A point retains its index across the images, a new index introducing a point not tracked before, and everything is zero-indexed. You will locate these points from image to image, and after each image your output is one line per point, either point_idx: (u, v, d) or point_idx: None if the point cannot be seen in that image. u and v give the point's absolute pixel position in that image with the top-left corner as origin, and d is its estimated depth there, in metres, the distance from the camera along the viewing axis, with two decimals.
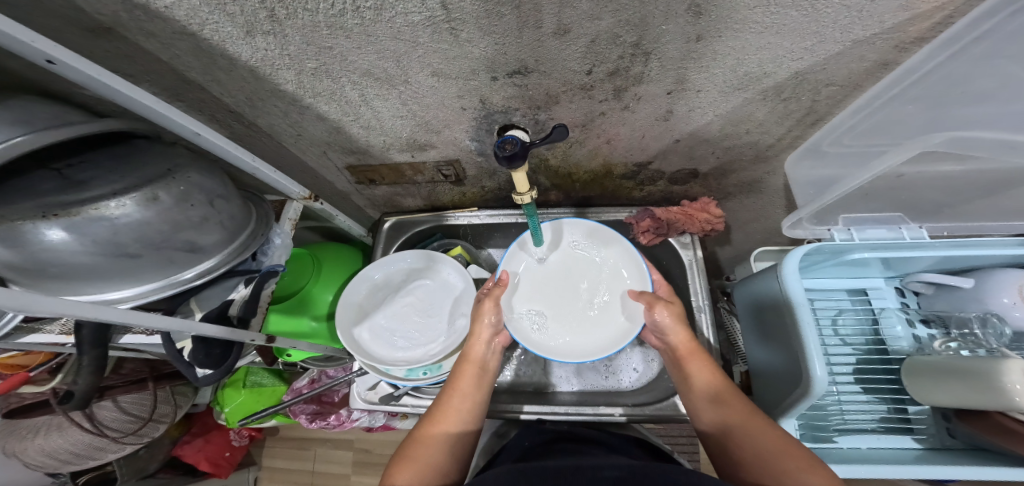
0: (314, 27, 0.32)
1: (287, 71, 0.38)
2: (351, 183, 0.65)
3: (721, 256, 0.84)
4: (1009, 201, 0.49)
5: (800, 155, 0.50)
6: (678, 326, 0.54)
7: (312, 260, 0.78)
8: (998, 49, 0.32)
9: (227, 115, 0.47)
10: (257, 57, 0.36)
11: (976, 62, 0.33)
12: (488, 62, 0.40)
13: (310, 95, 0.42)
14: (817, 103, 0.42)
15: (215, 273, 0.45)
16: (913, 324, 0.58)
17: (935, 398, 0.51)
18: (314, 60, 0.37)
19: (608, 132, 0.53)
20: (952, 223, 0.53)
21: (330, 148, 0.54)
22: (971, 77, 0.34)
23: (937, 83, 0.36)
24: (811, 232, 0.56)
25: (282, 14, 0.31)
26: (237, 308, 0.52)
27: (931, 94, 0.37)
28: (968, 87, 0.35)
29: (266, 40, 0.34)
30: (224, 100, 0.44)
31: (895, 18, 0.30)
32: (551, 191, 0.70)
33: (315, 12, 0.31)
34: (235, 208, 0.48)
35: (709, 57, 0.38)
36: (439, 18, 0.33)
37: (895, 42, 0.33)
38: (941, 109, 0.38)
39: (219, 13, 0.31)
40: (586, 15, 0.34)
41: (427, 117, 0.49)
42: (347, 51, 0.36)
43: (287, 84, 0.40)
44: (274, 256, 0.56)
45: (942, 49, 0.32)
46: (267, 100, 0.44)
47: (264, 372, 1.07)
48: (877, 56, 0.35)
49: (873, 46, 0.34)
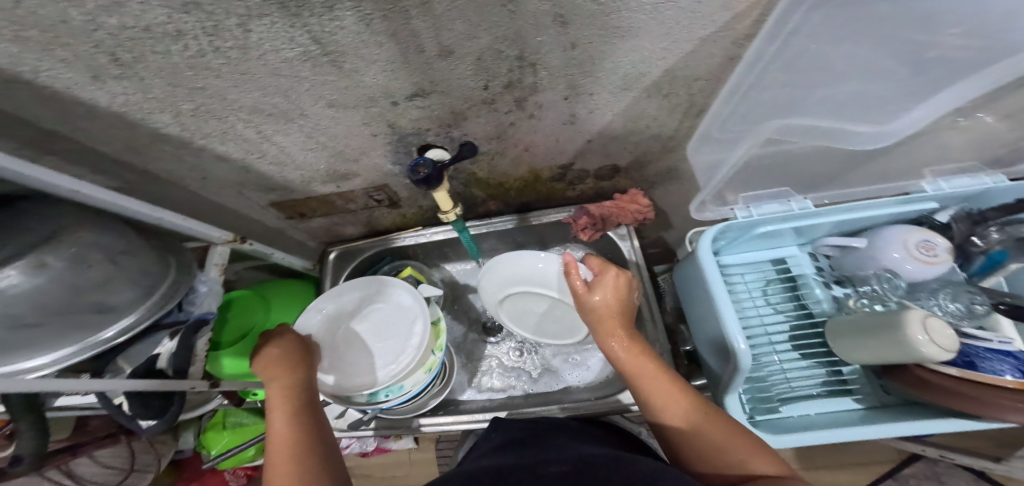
0: (174, 68, 0.32)
1: (163, 114, 0.37)
2: (281, 219, 0.65)
3: (667, 242, 0.87)
4: (887, 167, 0.54)
5: (697, 143, 0.46)
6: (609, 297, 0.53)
7: (260, 300, 0.76)
8: (824, 30, 0.31)
9: (116, 166, 0.44)
10: (119, 102, 0.35)
11: (808, 42, 0.32)
12: (383, 89, 0.42)
13: (199, 136, 0.41)
14: (694, 96, 0.44)
15: (138, 329, 0.45)
16: (829, 286, 0.62)
17: (861, 358, 0.53)
18: (189, 100, 0.36)
19: (524, 140, 0.54)
20: (834, 191, 0.57)
21: (245, 187, 0.53)
22: (808, 58, 0.34)
23: (785, 67, 0.34)
24: (717, 214, 0.57)
25: (130, 57, 0.30)
26: (167, 361, 0.49)
27: (783, 78, 0.36)
28: (809, 67, 0.35)
29: (121, 84, 0.33)
30: (101, 148, 0.41)
31: (721, 18, 0.33)
32: (488, 201, 0.71)
33: (169, 54, 0.30)
34: (147, 262, 0.47)
35: (589, 62, 0.40)
36: (315, 52, 0.34)
37: (730, 38, 0.35)
38: (793, 90, 0.37)
39: (50, 61, 0.29)
40: (463, 35, 0.36)
41: (339, 147, 0.49)
42: (224, 89, 0.35)
43: (166, 127, 0.39)
44: (203, 303, 0.56)
45: (771, 36, 0.32)
46: (153, 147, 0.42)
47: (242, 412, 1.03)
48: (722, 52, 0.37)
49: (717, 43, 0.36)
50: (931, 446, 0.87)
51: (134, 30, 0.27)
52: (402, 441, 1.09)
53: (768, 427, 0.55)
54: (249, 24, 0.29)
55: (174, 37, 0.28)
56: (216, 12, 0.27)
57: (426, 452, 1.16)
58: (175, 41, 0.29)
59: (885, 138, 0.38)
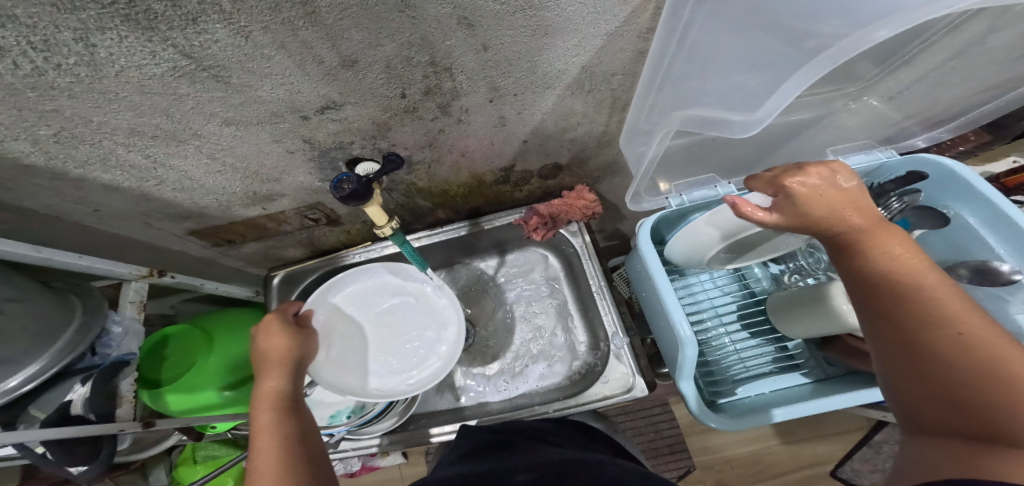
0: (11, 93, 0.27)
1: (17, 142, 0.32)
2: (208, 247, 0.60)
3: (623, 233, 0.87)
4: (806, 148, 0.57)
5: (628, 136, 0.46)
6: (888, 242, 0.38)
7: (201, 331, 0.71)
8: (720, 24, 0.30)
9: None
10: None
11: (708, 36, 0.31)
12: (286, 103, 0.38)
13: (73, 166, 0.36)
14: (616, 91, 0.44)
15: (45, 377, 0.41)
16: (766, 264, 0.64)
17: (797, 332, 0.54)
18: (45, 126, 0.31)
19: (458, 145, 0.52)
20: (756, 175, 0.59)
21: (152, 217, 0.49)
22: (712, 54, 0.33)
23: (688, 62, 0.33)
24: (655, 204, 0.58)
25: None
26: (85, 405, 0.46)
27: (686, 70, 0.34)
28: (705, 59, 0.33)
29: None
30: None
31: (622, 12, 0.32)
32: (435, 210, 0.69)
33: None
34: (41, 306, 0.41)
35: (505, 63, 0.38)
36: (189, 67, 0.30)
37: (636, 33, 0.35)
38: (694, 82, 0.36)
39: None
40: (364, 44, 0.34)
41: (252, 167, 0.45)
42: (86, 112, 0.31)
43: (28, 157, 0.34)
44: (122, 344, 0.51)
45: (669, 33, 0.30)
46: (19, 182, 0.37)
47: (214, 444, 0.98)
48: (633, 47, 0.37)
49: (624, 39, 0.35)
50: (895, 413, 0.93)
51: None
52: (389, 457, 1.06)
53: (725, 412, 0.55)
54: (90, 38, 0.25)
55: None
56: (41, 27, 0.23)
57: (416, 464, 1.13)
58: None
59: (753, 128, 0.36)
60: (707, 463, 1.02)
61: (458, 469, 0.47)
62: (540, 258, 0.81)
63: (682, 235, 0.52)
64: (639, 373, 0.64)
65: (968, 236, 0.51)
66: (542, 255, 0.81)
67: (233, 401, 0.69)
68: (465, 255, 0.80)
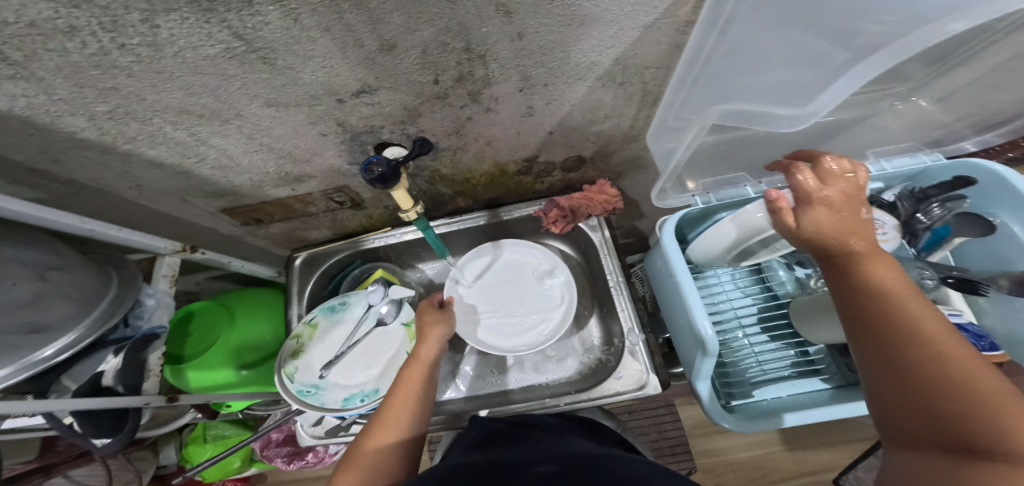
0: (75, 68, 0.29)
1: (74, 117, 0.34)
2: (237, 226, 0.62)
3: (640, 230, 0.87)
4: (837, 149, 0.56)
5: (655, 133, 0.44)
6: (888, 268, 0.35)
7: (223, 309, 0.73)
8: (762, 19, 0.30)
9: (31, 179, 0.40)
10: (20, 107, 0.31)
11: (749, 32, 0.30)
12: (325, 85, 0.39)
13: (122, 141, 0.38)
14: (648, 85, 0.44)
15: (80, 347, 0.41)
16: (791, 267, 0.61)
17: (822, 337, 0.55)
18: (102, 103, 0.33)
19: (484, 134, 0.53)
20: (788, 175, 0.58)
21: (189, 194, 0.51)
22: (750, 47, 0.32)
23: (724, 58, 0.33)
24: (680, 201, 0.57)
25: (18, 57, 0.26)
26: (115, 377, 0.47)
27: (723, 68, 0.34)
28: (744, 56, 0.33)
29: (18, 86, 0.29)
30: (12, 159, 0.37)
31: (662, 3, 0.32)
32: (456, 198, 0.70)
33: (64, 52, 0.27)
34: (80, 276, 0.43)
35: (538, 52, 0.39)
36: (239, 48, 0.32)
37: (674, 25, 0.35)
38: (731, 79, 0.35)
39: None
40: (404, 28, 0.34)
41: (286, 148, 0.47)
42: (141, 90, 0.33)
43: (83, 131, 0.36)
44: (153, 317, 0.52)
45: (709, 27, 0.30)
46: (70, 154, 0.39)
47: (224, 425, 1.03)
48: (669, 40, 0.37)
49: (662, 31, 0.35)
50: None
51: (16, 27, 0.24)
52: None
53: (738, 414, 0.55)
54: (154, 19, 0.26)
55: (66, 33, 0.26)
56: (112, 7, 0.25)
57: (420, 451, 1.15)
58: (68, 37, 0.26)
59: (802, 122, 0.37)
60: (710, 467, 1.02)
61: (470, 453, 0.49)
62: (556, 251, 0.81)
63: (709, 235, 0.52)
64: (653, 371, 0.64)
65: (1011, 247, 0.50)
66: (557, 248, 0.81)
67: (250, 380, 0.72)
68: None
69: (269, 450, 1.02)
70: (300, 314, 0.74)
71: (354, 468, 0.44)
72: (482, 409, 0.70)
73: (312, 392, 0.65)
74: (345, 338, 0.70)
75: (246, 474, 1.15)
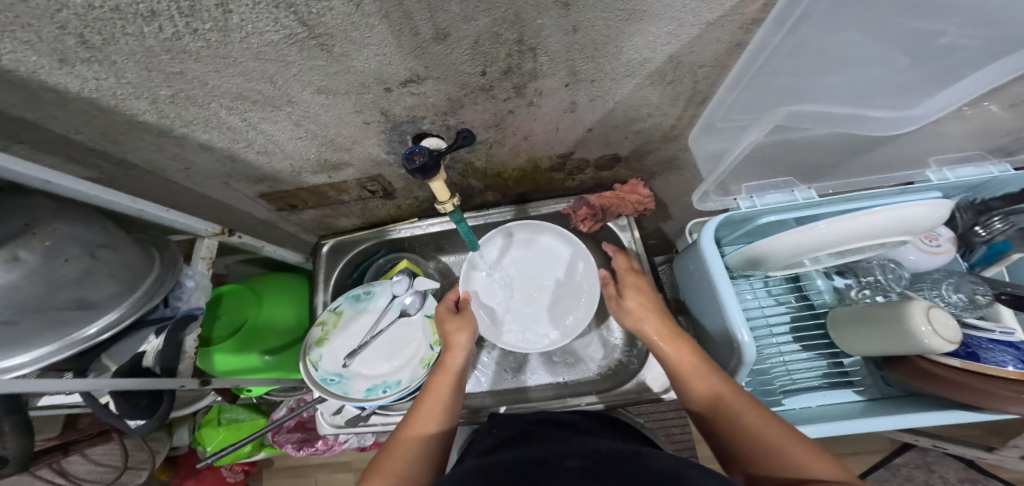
0: (148, 52, 0.29)
1: (138, 100, 0.34)
2: (272, 211, 0.63)
3: (665, 233, 0.87)
4: (884, 160, 0.54)
5: (697, 133, 0.45)
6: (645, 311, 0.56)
7: (251, 293, 0.74)
8: (835, 17, 0.30)
9: (86, 157, 0.41)
10: (89, 88, 0.32)
11: (818, 29, 0.31)
12: (376, 74, 0.39)
13: (179, 124, 0.39)
14: (698, 84, 0.43)
15: (121, 326, 0.42)
16: (831, 277, 0.60)
17: (859, 348, 0.54)
18: (167, 87, 0.33)
19: (523, 128, 0.53)
20: (834, 181, 0.57)
21: (232, 178, 0.51)
22: (816, 43, 0.32)
23: (788, 56, 0.33)
24: (720, 203, 0.56)
25: (98, 40, 0.27)
26: (154, 358, 0.49)
27: (788, 64, 0.34)
28: (814, 53, 0.33)
29: (92, 69, 0.30)
30: (73, 138, 0.38)
31: (731, 1, 0.31)
32: (485, 192, 0.70)
33: (140, 36, 0.28)
34: (128, 256, 0.44)
35: (590, 47, 0.38)
36: (302, 35, 0.32)
37: (738, 23, 0.34)
38: (797, 75, 0.36)
39: (13, 44, 0.26)
40: (460, 17, 0.34)
41: (330, 135, 0.47)
42: (204, 75, 0.33)
43: (144, 114, 0.36)
44: (191, 298, 0.53)
45: (776, 25, 0.30)
46: (127, 135, 0.39)
47: (239, 408, 1.04)
48: (730, 38, 0.36)
49: (723, 29, 0.35)
50: (922, 437, 0.93)
51: (102, 12, 0.25)
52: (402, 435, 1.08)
53: None
54: (228, 4, 0.27)
55: (144, 18, 0.26)
56: None
57: None
58: (146, 21, 0.26)
59: (903, 125, 0.43)
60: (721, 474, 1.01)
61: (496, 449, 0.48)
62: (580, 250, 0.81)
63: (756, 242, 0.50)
64: None
65: None
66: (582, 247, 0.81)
67: (274, 365, 0.72)
68: None
69: (282, 435, 1.03)
70: (325, 302, 0.75)
71: (387, 469, 0.42)
72: (502, 406, 0.70)
73: (337, 380, 0.66)
74: (369, 327, 0.71)
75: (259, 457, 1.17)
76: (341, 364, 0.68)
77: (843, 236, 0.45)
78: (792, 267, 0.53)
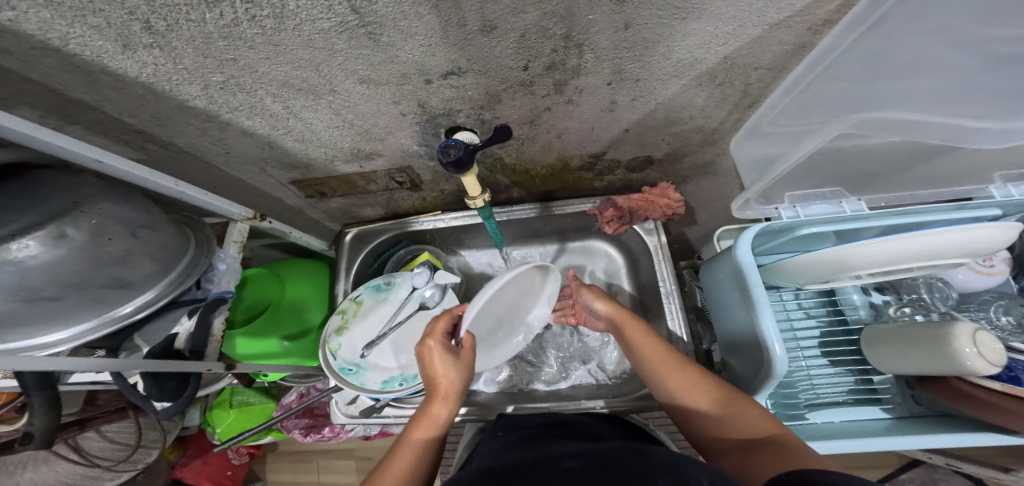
0: (205, 38, 0.29)
1: (190, 86, 0.35)
2: (301, 197, 0.63)
3: (689, 238, 0.85)
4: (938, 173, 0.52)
5: (742, 137, 0.48)
6: (601, 300, 0.56)
7: (276, 278, 0.75)
8: (907, 24, 0.31)
9: (132, 138, 0.42)
10: (146, 73, 0.32)
11: (889, 37, 0.32)
12: (418, 65, 0.38)
13: (225, 111, 0.39)
14: (750, 87, 0.42)
15: (155, 306, 0.43)
16: (868, 292, 0.60)
17: (895, 367, 0.53)
18: (219, 73, 0.34)
19: (558, 126, 0.52)
20: (887, 193, 0.55)
21: (267, 164, 0.52)
22: (888, 54, 0.34)
23: (855, 61, 0.35)
24: (760, 212, 0.56)
25: (161, 25, 0.27)
26: (184, 341, 0.49)
27: (853, 69, 0.36)
28: (882, 60, 0.35)
29: (151, 54, 0.30)
30: (124, 120, 0.39)
31: (804, 1, 0.30)
32: (511, 188, 0.69)
33: (201, 22, 0.28)
34: (165, 236, 0.44)
35: (640, 46, 0.37)
36: (352, 23, 0.31)
37: (807, 25, 0.33)
38: (863, 83, 0.37)
39: (81, 27, 0.27)
40: (510, 9, 0.32)
41: (366, 125, 0.46)
42: (255, 62, 0.33)
43: (194, 100, 0.37)
44: (221, 281, 0.54)
45: (851, 28, 0.31)
46: (173, 118, 0.40)
47: (250, 391, 1.06)
48: (794, 40, 0.35)
49: (789, 30, 0.33)
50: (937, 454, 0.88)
51: None
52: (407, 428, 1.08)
53: None
54: None
55: (207, 4, 0.26)
56: None
57: None
58: (210, 7, 0.26)
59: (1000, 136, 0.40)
60: None
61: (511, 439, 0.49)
62: (601, 251, 0.80)
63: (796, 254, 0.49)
64: None
65: None
66: (603, 248, 0.80)
67: (292, 352, 0.72)
68: (527, 238, 0.80)
69: (292, 420, 1.05)
70: (345, 290, 0.75)
71: None
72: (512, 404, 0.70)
73: (353, 370, 0.65)
74: (387, 319, 0.71)
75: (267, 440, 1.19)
76: (359, 354, 0.67)
77: (897, 253, 0.44)
78: (830, 281, 0.52)
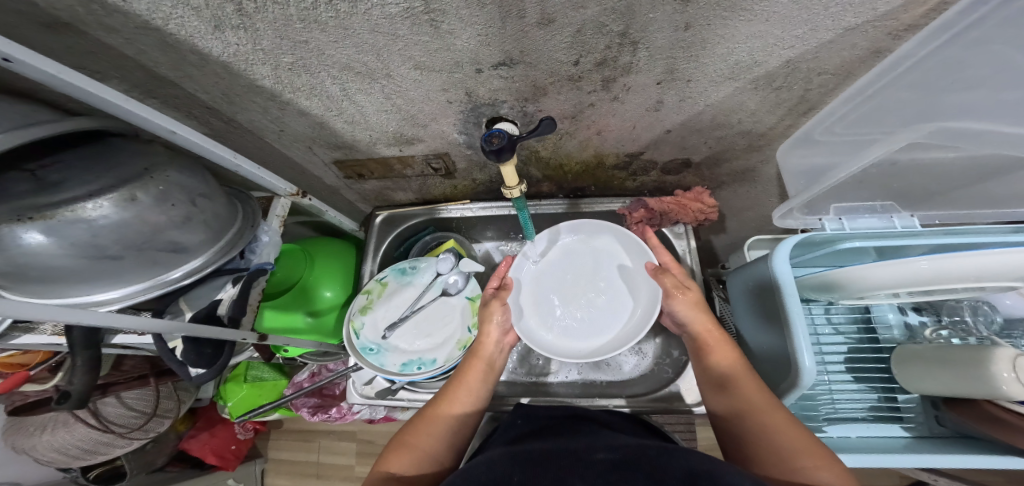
0: (286, 20, 0.31)
1: (262, 66, 0.37)
2: (340, 178, 0.65)
3: (715, 245, 0.85)
4: (996, 194, 0.51)
5: (792, 144, 0.50)
6: (696, 312, 0.53)
7: (305, 255, 0.77)
8: (993, 35, 0.31)
9: (200, 111, 0.46)
10: (228, 52, 0.35)
11: (969, 49, 0.33)
12: (471, 54, 0.38)
13: (288, 91, 0.41)
14: (808, 92, 0.42)
15: (202, 273, 0.44)
16: (904, 312, 0.59)
17: (925, 388, 0.52)
18: (290, 54, 0.35)
19: (599, 122, 0.51)
20: (943, 211, 0.55)
21: (315, 143, 0.54)
22: (968, 63, 0.34)
23: (929, 69, 0.36)
24: (802, 222, 0.57)
25: (250, 8, 0.29)
26: (227, 308, 0.51)
27: (921, 80, 0.37)
28: (961, 71, 0.35)
29: (236, 35, 0.33)
30: (198, 96, 0.43)
31: (886, 6, 0.30)
32: (543, 182, 0.70)
33: (285, 5, 0.29)
34: (218, 206, 0.46)
35: (699, 46, 0.36)
36: (418, 9, 0.31)
37: (887, 29, 0.33)
38: (934, 96, 0.39)
39: (182, 8, 0.29)
40: (570, 3, 0.31)
41: (412, 111, 0.47)
42: (324, 44, 0.34)
43: (263, 79, 0.39)
44: (264, 253, 0.56)
45: (933, 36, 0.32)
46: (241, 95, 0.43)
47: (263, 367, 1.09)
48: (869, 44, 0.35)
49: (865, 34, 0.33)
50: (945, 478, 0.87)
51: None
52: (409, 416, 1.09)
53: None
54: None
55: None
56: None
57: None
58: None
59: None
60: None
61: (525, 426, 0.50)
62: None
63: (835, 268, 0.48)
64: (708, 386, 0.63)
65: None
66: None
67: (315, 328, 0.75)
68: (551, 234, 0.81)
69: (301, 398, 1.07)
70: (372, 272, 0.77)
71: (415, 452, 0.43)
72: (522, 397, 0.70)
73: (375, 351, 0.67)
74: (410, 302, 0.72)
75: (274, 416, 1.22)
76: (381, 335, 0.69)
77: (944, 276, 0.43)
78: (867, 297, 0.51)
